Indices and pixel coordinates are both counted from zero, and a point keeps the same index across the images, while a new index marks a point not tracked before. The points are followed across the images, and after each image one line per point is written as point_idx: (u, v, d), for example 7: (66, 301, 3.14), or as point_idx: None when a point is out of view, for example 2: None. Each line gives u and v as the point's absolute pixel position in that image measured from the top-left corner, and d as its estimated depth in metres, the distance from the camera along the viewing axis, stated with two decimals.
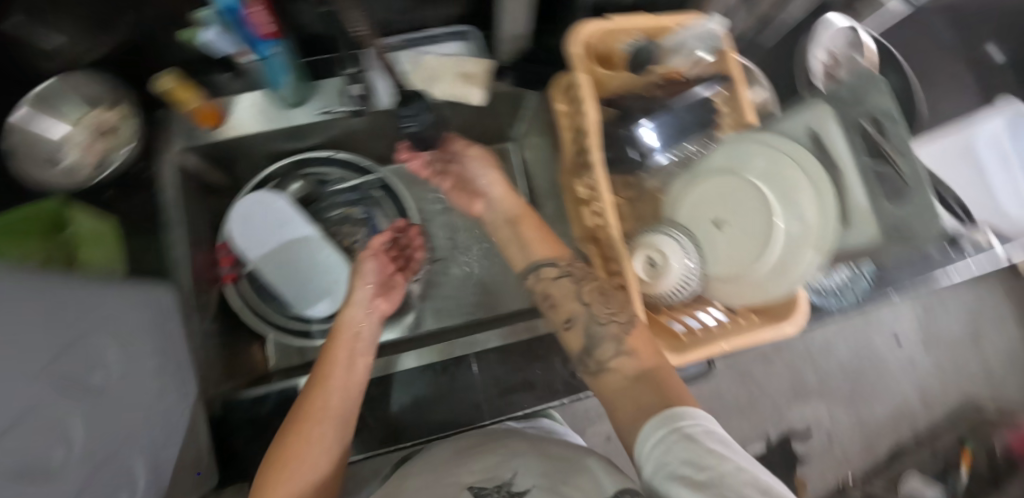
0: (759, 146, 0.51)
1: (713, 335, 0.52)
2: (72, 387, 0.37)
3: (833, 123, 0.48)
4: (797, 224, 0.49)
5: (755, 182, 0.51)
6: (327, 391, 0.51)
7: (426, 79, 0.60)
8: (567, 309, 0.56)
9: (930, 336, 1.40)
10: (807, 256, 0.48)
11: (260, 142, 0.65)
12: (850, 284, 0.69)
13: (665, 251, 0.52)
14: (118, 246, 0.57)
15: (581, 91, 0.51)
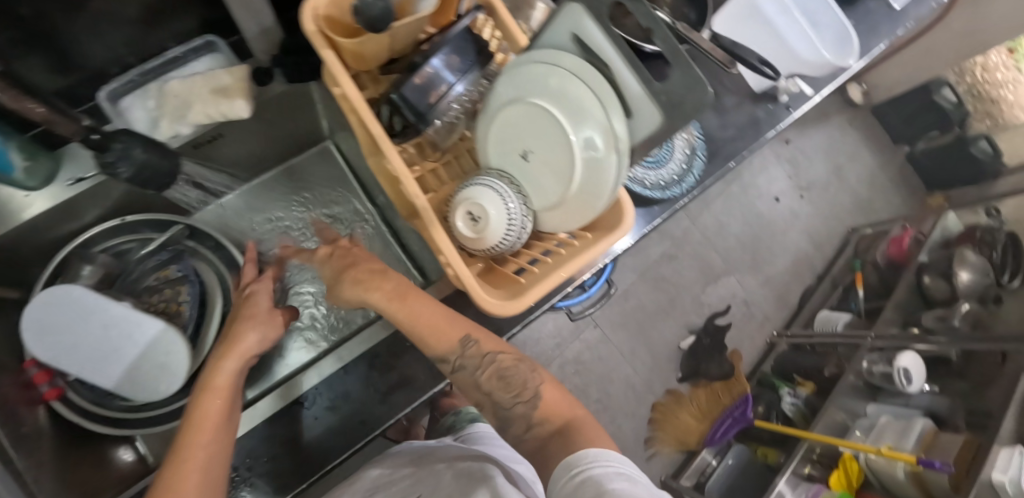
0: (532, 65, 0.48)
1: (553, 267, 0.51)
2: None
3: (588, 21, 0.44)
4: (587, 135, 0.47)
5: (538, 103, 0.48)
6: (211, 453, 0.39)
7: (179, 107, 0.53)
8: (475, 397, 0.51)
9: (801, 186, 1.58)
10: (610, 161, 0.46)
11: (31, 235, 0.57)
12: (688, 168, 0.70)
13: (480, 202, 0.50)
14: None
15: (332, 70, 0.47)
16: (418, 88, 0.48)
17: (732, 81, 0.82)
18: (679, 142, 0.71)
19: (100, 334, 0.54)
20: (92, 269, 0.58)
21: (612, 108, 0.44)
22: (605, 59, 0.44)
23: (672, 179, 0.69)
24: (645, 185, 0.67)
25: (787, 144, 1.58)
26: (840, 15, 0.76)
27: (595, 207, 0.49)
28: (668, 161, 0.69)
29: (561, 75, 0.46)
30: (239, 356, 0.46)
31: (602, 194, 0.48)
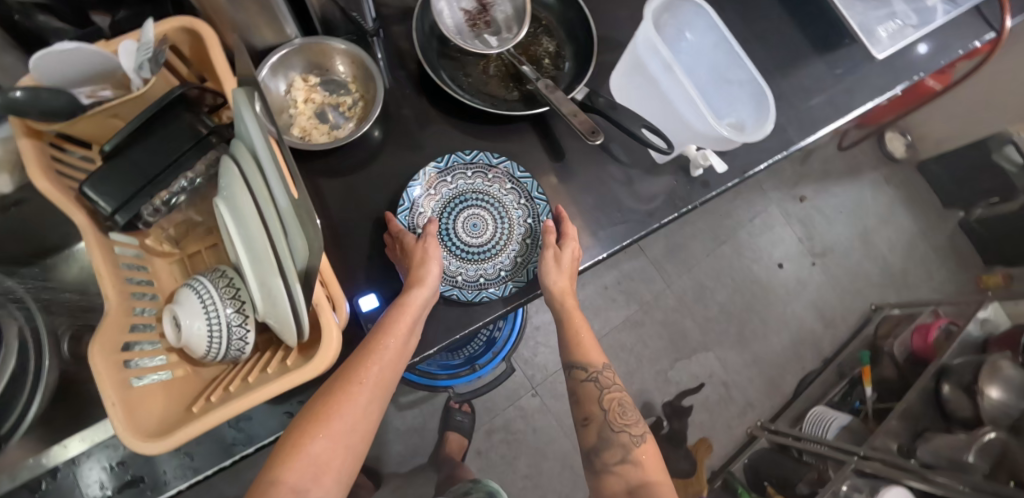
0: (225, 159, 0.41)
1: (241, 389, 0.43)
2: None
3: (244, 108, 0.35)
4: (258, 245, 0.38)
5: (223, 203, 0.40)
6: (316, 447, 0.40)
7: None
8: (585, 409, 0.60)
9: (815, 252, 1.30)
10: (276, 284, 0.37)
11: None
12: (520, 264, 0.60)
13: (180, 309, 0.44)
14: None
15: (28, 160, 0.43)
16: (120, 173, 0.44)
17: (626, 151, 0.67)
18: (517, 229, 0.61)
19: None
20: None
21: (271, 221, 0.36)
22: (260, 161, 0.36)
23: (497, 275, 0.59)
24: (458, 281, 0.58)
25: (802, 201, 1.31)
26: (751, 69, 0.61)
27: (283, 332, 0.41)
28: (493, 258, 0.60)
29: (235, 176, 0.38)
30: (404, 333, 0.47)
31: (283, 319, 0.40)
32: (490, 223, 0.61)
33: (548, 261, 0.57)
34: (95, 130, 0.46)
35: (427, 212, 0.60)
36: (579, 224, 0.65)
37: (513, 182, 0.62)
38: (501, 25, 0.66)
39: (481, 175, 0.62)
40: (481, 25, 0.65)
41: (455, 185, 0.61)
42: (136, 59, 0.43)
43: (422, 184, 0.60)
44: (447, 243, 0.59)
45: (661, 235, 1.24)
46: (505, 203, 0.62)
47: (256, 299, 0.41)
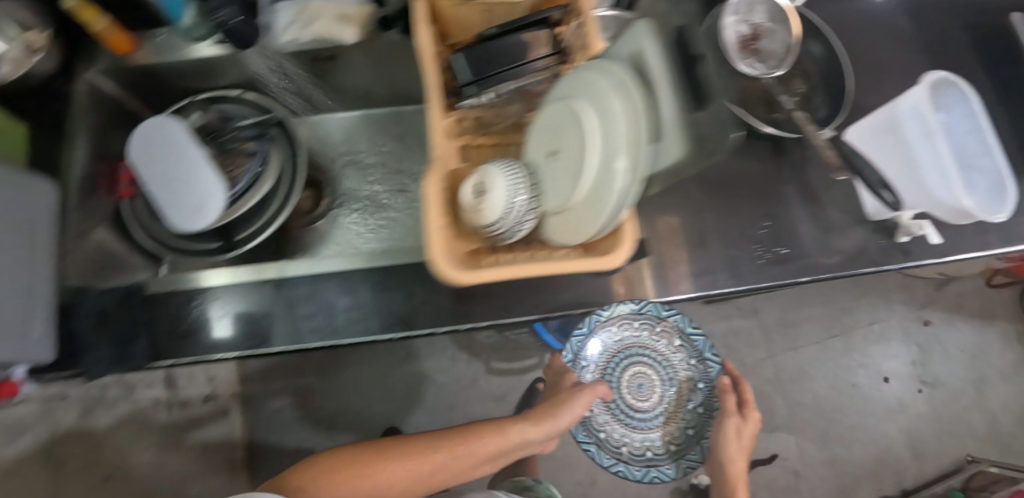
0: (592, 71, 0.48)
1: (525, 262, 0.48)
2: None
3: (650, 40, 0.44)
4: (613, 143, 0.45)
5: (580, 105, 0.48)
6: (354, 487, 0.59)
7: (303, 14, 0.62)
8: None
9: (924, 380, 1.26)
10: (622, 179, 0.44)
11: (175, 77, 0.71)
12: (684, 422, 0.91)
13: (492, 178, 0.51)
14: (18, 144, 0.62)
15: (416, 19, 0.51)
16: (485, 54, 0.52)
17: (844, 200, 0.70)
18: (671, 387, 0.94)
19: (183, 167, 0.65)
20: (199, 116, 0.71)
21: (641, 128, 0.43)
22: (653, 79, 0.44)
23: (658, 445, 0.91)
24: (623, 451, 0.92)
25: (926, 326, 1.29)
26: (999, 162, 0.67)
27: (592, 223, 0.46)
28: (652, 418, 0.93)
29: (611, 85, 0.46)
30: (496, 435, 0.73)
31: (603, 211, 0.46)
32: (658, 380, 0.94)
33: (731, 429, 0.88)
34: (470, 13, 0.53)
35: (614, 396, 0.95)
36: (783, 245, 0.68)
37: (682, 340, 0.93)
38: (771, 53, 0.73)
39: (648, 328, 0.93)
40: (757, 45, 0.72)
41: (621, 339, 0.94)
42: None
43: (588, 330, 0.91)
44: (618, 414, 0.95)
45: (778, 306, 1.25)
46: (665, 359, 0.94)
47: (578, 188, 0.47)
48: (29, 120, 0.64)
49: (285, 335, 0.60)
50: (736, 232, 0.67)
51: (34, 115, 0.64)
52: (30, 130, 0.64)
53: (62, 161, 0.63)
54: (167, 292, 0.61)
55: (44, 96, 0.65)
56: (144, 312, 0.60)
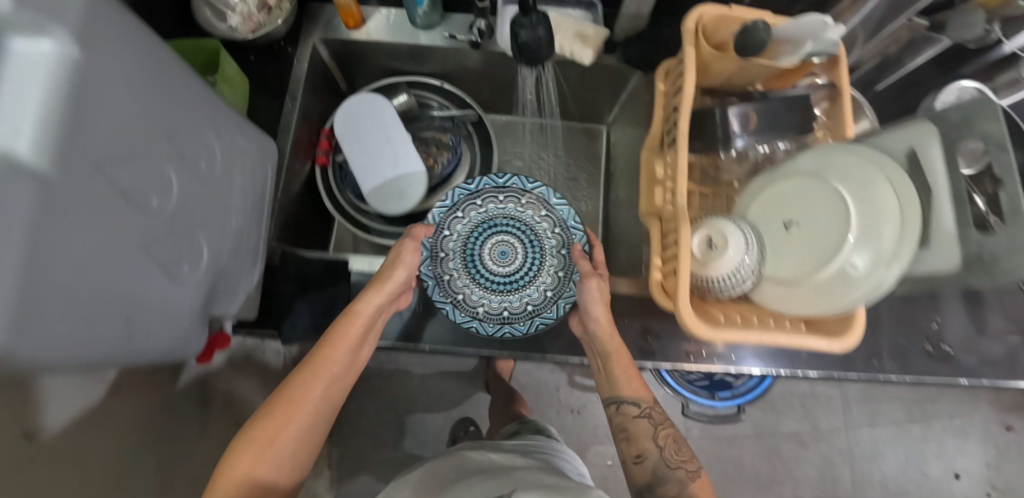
0: (853, 157, 0.50)
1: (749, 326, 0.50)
2: (176, 156, 0.41)
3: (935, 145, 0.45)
4: (871, 231, 0.46)
5: (837, 188, 0.49)
6: (292, 427, 0.51)
7: None
8: (639, 445, 0.59)
9: (997, 484, 1.23)
10: (876, 273, 0.45)
11: (385, 57, 0.71)
12: (551, 298, 0.69)
13: (726, 235, 0.52)
14: (245, 97, 0.62)
15: (685, 64, 0.53)
16: (749, 115, 0.53)
17: None
18: (522, 246, 0.70)
19: (388, 147, 0.68)
20: (406, 98, 0.72)
21: (910, 230, 0.44)
22: (933, 184, 0.45)
23: (520, 310, 0.68)
24: (481, 313, 0.67)
25: (1009, 430, 1.25)
26: None
27: (830, 304, 0.48)
28: (514, 292, 0.69)
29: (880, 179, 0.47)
30: (324, 373, 0.54)
31: (847, 296, 0.47)
32: (522, 251, 0.70)
33: (593, 288, 0.60)
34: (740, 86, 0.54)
35: (452, 255, 0.69)
36: (956, 344, 0.66)
37: (546, 210, 0.70)
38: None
39: (517, 201, 0.70)
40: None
41: (486, 211, 0.69)
42: (813, 46, 0.51)
43: (453, 203, 0.67)
44: (474, 270, 0.69)
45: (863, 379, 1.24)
46: (532, 227, 0.70)
47: (822, 268, 0.48)
48: (254, 76, 0.65)
49: None
50: (915, 324, 0.66)
51: (258, 70, 0.65)
52: (254, 84, 0.65)
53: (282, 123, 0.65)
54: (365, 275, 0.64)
55: (266, 53, 0.66)
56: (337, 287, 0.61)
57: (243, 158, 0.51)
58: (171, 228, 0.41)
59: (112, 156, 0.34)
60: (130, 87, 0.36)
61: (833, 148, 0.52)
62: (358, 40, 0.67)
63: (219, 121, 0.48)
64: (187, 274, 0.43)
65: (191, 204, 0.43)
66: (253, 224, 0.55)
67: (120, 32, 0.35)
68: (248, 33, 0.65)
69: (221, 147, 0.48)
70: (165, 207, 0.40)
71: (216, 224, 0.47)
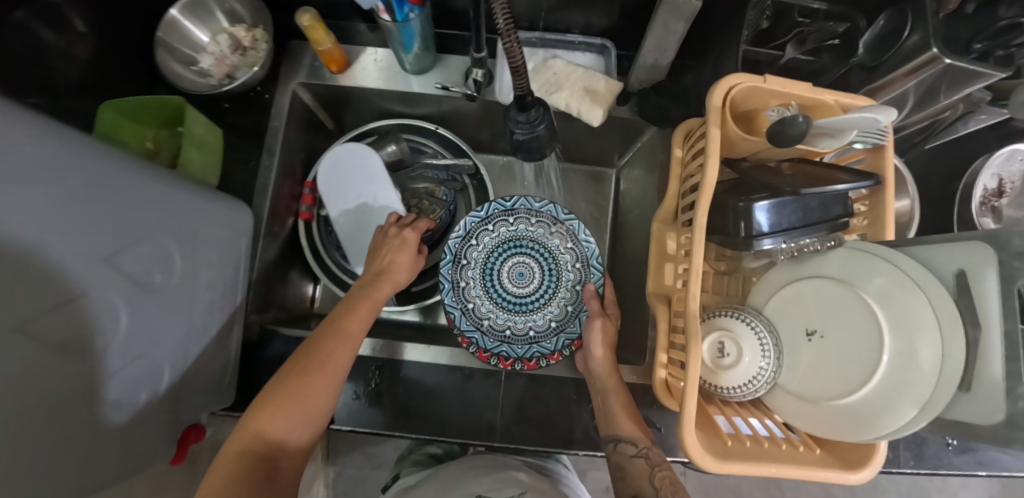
0: (890, 266, 0.45)
1: (762, 449, 0.45)
2: (125, 281, 0.37)
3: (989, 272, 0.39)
4: (906, 363, 0.41)
5: (870, 302, 0.44)
6: (310, 395, 0.46)
7: (550, 83, 0.57)
8: (636, 486, 0.48)
9: None
10: (905, 411, 0.41)
11: (376, 99, 0.65)
12: (558, 330, 0.62)
13: (741, 341, 0.48)
14: (218, 155, 0.57)
15: (709, 145, 0.47)
16: (793, 205, 0.46)
17: None
18: (540, 272, 0.64)
19: (375, 206, 0.63)
20: (395, 149, 0.66)
21: (951, 366, 0.40)
22: (984, 319, 0.39)
23: (524, 333, 0.62)
24: (483, 325, 0.62)
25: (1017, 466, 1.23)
26: None
27: (851, 434, 0.43)
28: (528, 314, 0.63)
29: (920, 299, 0.42)
30: (346, 339, 0.50)
31: (872, 429, 0.42)
32: (538, 278, 0.64)
33: (598, 329, 0.57)
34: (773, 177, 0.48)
35: (472, 265, 0.64)
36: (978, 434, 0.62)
37: (574, 242, 0.64)
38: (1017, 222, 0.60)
39: (544, 226, 0.65)
40: (1005, 207, 0.60)
41: (510, 231, 0.65)
42: (856, 134, 0.44)
43: (485, 217, 0.64)
44: (488, 286, 0.64)
45: None
46: (553, 252, 0.65)
47: (847, 394, 0.43)
48: (230, 127, 0.60)
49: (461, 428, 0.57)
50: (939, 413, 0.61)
51: (233, 119, 0.60)
52: (228, 136, 0.60)
53: (259, 181, 0.59)
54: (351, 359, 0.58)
55: (242, 100, 0.60)
56: None
57: (210, 250, 0.47)
58: (122, 362, 0.37)
59: (39, 313, 0.31)
60: (60, 231, 0.32)
61: (868, 249, 0.47)
62: (344, 84, 0.62)
63: (179, 217, 0.43)
64: (140, 401, 0.41)
65: (146, 326, 0.39)
66: (226, 308, 0.51)
67: (38, 171, 0.30)
68: (222, 77, 0.59)
69: (182, 250, 0.43)
70: (112, 345, 0.36)
71: (177, 333, 0.43)
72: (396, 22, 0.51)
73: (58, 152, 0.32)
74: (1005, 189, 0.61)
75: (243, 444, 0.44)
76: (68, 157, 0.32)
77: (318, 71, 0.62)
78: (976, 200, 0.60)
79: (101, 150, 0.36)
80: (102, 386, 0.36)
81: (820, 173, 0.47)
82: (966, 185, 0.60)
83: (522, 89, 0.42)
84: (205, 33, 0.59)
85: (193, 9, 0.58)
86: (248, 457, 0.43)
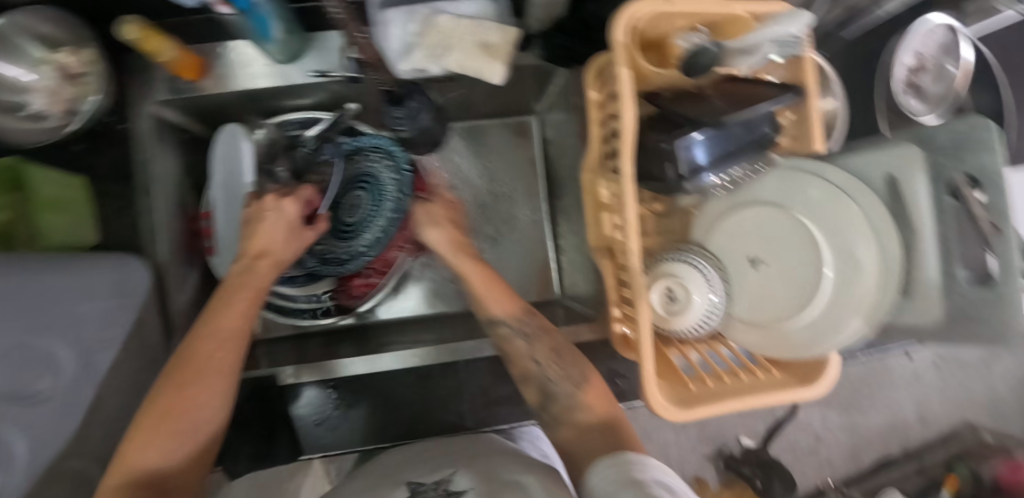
0: (820, 183, 0.45)
1: (727, 389, 0.46)
2: (0, 404, 0.35)
3: (917, 174, 0.40)
4: (848, 278, 0.43)
5: (804, 221, 0.45)
6: (195, 407, 0.40)
7: (440, 43, 0.50)
8: (521, 366, 0.48)
9: None
10: (853, 323, 0.42)
11: (254, 98, 0.57)
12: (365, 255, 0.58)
13: (688, 283, 0.48)
14: (86, 209, 0.51)
15: (620, 86, 0.42)
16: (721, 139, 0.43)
17: None
18: (362, 203, 0.58)
19: (235, 205, 0.57)
20: (265, 132, 0.59)
21: (891, 275, 0.41)
22: (920, 224, 0.41)
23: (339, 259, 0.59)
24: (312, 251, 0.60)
25: None
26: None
27: (801, 354, 0.45)
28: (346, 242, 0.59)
29: (851, 208, 0.43)
30: (226, 339, 0.43)
31: (818, 345, 0.44)
32: (362, 207, 0.58)
33: (419, 210, 0.58)
34: (695, 106, 0.44)
35: None
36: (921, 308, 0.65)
37: (399, 171, 0.58)
38: (935, 96, 0.60)
39: (382, 162, 0.58)
40: (925, 82, 0.60)
41: (357, 168, 0.58)
42: (772, 47, 0.42)
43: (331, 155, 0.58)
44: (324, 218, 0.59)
45: None
46: (377, 182, 0.58)
47: (793, 317, 0.45)
48: (92, 172, 0.52)
49: (433, 424, 0.57)
50: None
51: (91, 162, 0.52)
52: (92, 182, 0.52)
53: (142, 227, 0.53)
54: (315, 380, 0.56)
55: (94, 137, 0.52)
56: (268, 404, 0.55)
57: (103, 329, 0.44)
58: (31, 484, 0.36)
59: None
60: None
61: (796, 168, 0.47)
62: (210, 91, 0.54)
63: (50, 309, 0.39)
64: None
65: (50, 438, 0.38)
66: (140, 380, 0.48)
67: None
68: (64, 114, 0.51)
69: (67, 343, 0.40)
70: (11, 475, 0.35)
71: (89, 427, 0.41)
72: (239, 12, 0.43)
73: None
74: (923, 64, 0.60)
75: (121, 481, 0.36)
76: None
77: (177, 82, 0.53)
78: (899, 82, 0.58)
79: None
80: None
81: (739, 90, 0.44)
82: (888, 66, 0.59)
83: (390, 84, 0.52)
84: (25, 71, 0.50)
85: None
86: (130, 490, 0.36)
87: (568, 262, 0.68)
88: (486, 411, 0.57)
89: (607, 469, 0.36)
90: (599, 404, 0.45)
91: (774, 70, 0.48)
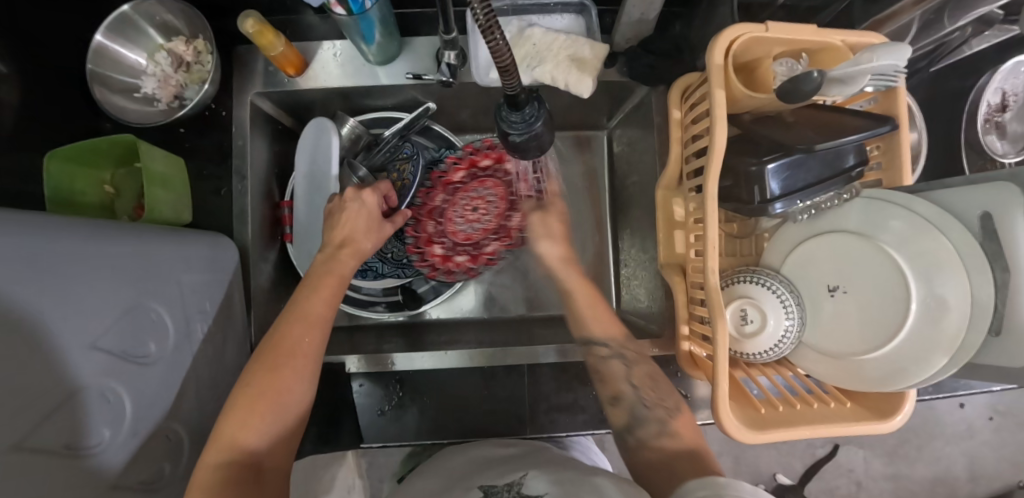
0: (907, 214, 0.45)
1: (795, 414, 0.46)
2: (118, 362, 0.37)
3: (1017, 215, 0.39)
4: (932, 316, 0.42)
5: (889, 253, 0.45)
6: (284, 389, 0.41)
7: (532, 56, 0.52)
8: (612, 386, 0.50)
9: None
10: (935, 361, 0.42)
11: (345, 96, 0.60)
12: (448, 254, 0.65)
13: (763, 306, 0.48)
14: (187, 188, 0.53)
15: (715, 108, 0.43)
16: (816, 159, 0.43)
17: None
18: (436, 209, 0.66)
19: (319, 197, 0.60)
20: (351, 128, 0.62)
21: (979, 317, 0.40)
22: (1013, 264, 0.39)
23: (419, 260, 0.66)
24: (387, 254, 0.65)
25: None
26: None
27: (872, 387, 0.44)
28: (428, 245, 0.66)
29: (939, 244, 0.43)
30: (312, 325, 0.45)
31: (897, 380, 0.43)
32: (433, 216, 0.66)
33: (537, 223, 0.61)
34: (786, 131, 0.44)
35: None
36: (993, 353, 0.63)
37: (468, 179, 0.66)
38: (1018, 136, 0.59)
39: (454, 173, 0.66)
40: (1009, 122, 0.59)
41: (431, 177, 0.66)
42: (870, 78, 0.42)
43: (409, 155, 0.64)
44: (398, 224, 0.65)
45: None
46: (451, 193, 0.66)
47: (869, 350, 0.45)
48: (193, 154, 0.55)
49: (491, 425, 0.58)
50: None
51: (193, 145, 0.55)
52: (192, 164, 0.55)
53: (234, 209, 0.55)
54: (371, 373, 0.58)
55: (197, 122, 0.55)
56: (336, 390, 0.57)
57: (201, 301, 0.46)
58: (136, 442, 0.38)
59: (33, 427, 0.30)
60: (40, 340, 0.31)
61: (883, 198, 0.47)
62: (306, 87, 0.57)
63: (162, 278, 0.42)
64: (164, 471, 0.41)
65: (153, 400, 0.40)
66: (224, 357, 0.50)
67: (11, 286, 0.29)
68: (171, 99, 0.55)
69: (171, 311, 0.43)
70: (121, 432, 0.37)
71: (183, 393, 0.43)
72: (352, 15, 0.45)
73: (23, 257, 0.30)
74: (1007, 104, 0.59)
75: (219, 457, 0.38)
76: (41, 257, 0.32)
77: (275, 76, 0.56)
78: (981, 119, 0.58)
79: (65, 235, 0.34)
80: (128, 473, 0.37)
81: (833, 118, 0.44)
82: (971, 104, 0.58)
83: (515, 93, 0.42)
84: (140, 55, 0.54)
85: (121, 31, 0.52)
86: (226, 467, 0.37)
87: (630, 276, 0.68)
88: (545, 419, 0.58)
89: (696, 488, 0.37)
90: (688, 434, 0.45)
91: (862, 101, 0.49)
